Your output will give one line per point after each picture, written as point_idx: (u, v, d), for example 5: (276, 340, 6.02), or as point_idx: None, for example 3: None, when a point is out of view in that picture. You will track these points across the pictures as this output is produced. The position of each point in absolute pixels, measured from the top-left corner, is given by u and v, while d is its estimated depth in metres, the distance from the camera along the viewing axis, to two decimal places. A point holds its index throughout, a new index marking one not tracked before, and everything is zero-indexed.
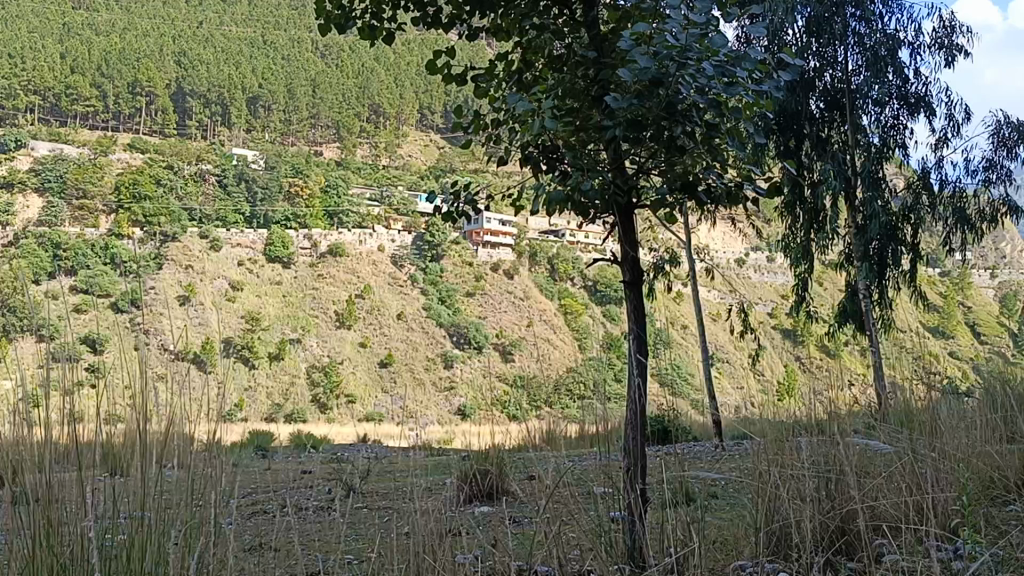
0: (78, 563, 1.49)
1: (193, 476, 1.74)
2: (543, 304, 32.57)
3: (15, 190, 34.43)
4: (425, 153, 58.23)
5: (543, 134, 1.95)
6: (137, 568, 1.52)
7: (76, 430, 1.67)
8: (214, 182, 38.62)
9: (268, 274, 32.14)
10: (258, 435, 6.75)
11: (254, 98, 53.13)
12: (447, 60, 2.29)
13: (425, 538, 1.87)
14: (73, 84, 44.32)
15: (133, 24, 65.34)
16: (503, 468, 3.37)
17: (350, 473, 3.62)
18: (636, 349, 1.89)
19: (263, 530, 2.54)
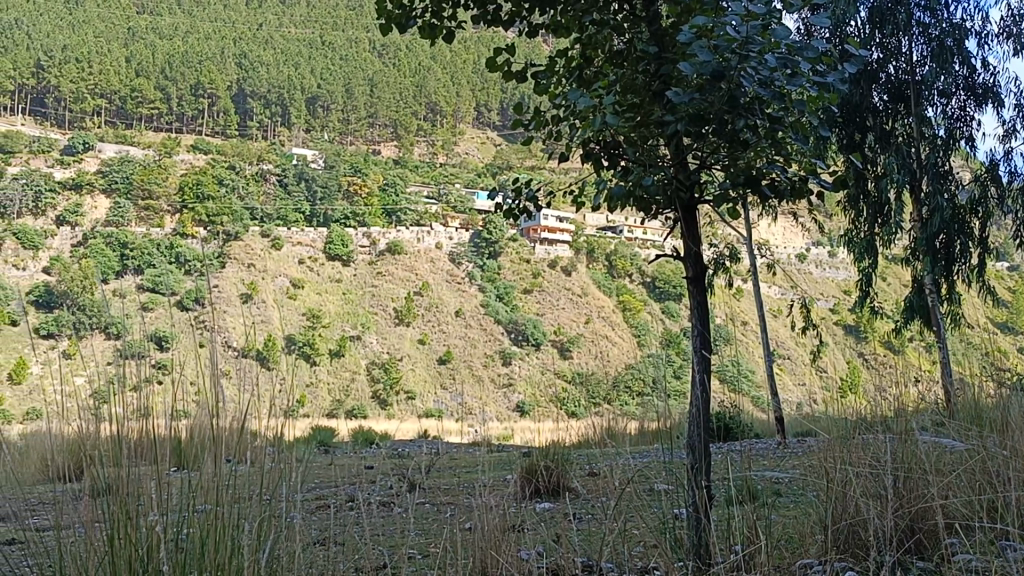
0: (151, 558, 1.51)
1: (256, 474, 1.76)
2: (601, 301, 32.41)
3: (84, 191, 35.60)
4: (482, 150, 58.15)
5: (604, 130, 1.95)
6: (210, 564, 1.54)
7: (144, 425, 1.70)
8: (274, 183, 39.38)
9: (328, 272, 32.61)
10: (321, 428, 6.82)
11: (313, 99, 53.83)
12: (507, 60, 2.29)
13: (489, 537, 1.87)
14: (137, 88, 46.60)
15: (196, 28, 67.09)
16: (564, 464, 3.36)
17: (412, 466, 3.66)
18: (699, 344, 1.87)
19: (324, 526, 2.56)
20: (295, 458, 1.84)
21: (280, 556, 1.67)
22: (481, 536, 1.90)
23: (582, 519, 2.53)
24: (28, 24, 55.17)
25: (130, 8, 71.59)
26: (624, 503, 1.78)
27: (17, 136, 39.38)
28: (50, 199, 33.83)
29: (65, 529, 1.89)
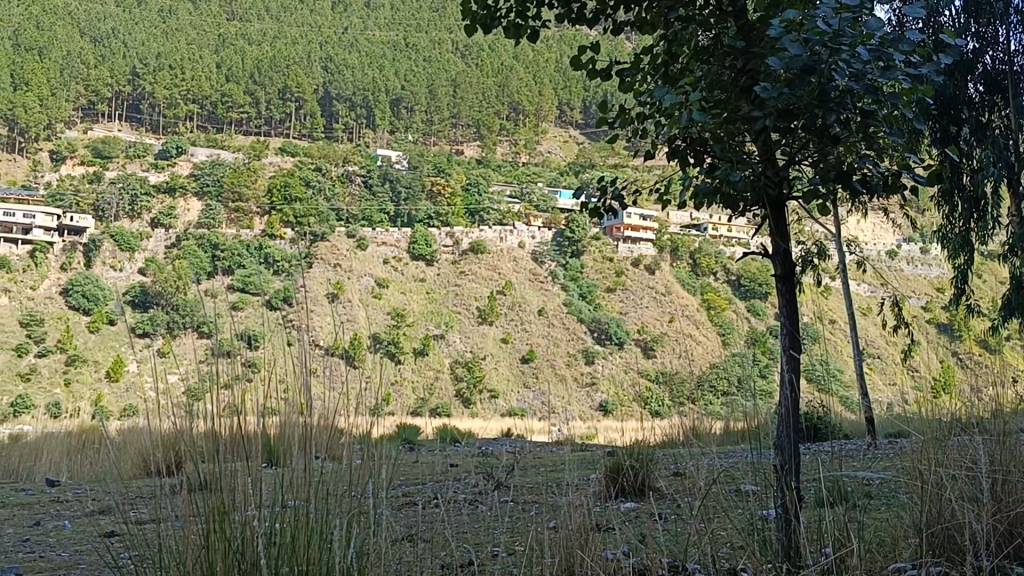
0: (245, 557, 1.55)
1: (347, 468, 1.79)
2: (685, 299, 32.02)
3: (177, 195, 36.67)
4: (564, 149, 56.44)
5: (690, 127, 1.94)
6: (307, 561, 1.57)
7: (236, 422, 1.73)
8: (359, 183, 40.48)
9: (412, 272, 33.01)
10: (405, 426, 6.86)
11: (397, 100, 54.07)
12: (592, 56, 2.29)
13: (575, 538, 1.88)
14: (228, 94, 48.00)
15: (283, 33, 68.71)
16: (650, 463, 3.31)
17: (497, 464, 3.67)
18: (788, 343, 1.84)
19: (411, 521, 2.60)
20: (382, 457, 1.85)
21: (372, 550, 1.70)
22: (567, 532, 1.92)
23: (671, 518, 2.52)
24: (125, 34, 57.35)
25: (221, 15, 73.69)
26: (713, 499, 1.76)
27: (115, 143, 41.07)
28: (146, 203, 35.13)
29: (155, 517, 1.94)
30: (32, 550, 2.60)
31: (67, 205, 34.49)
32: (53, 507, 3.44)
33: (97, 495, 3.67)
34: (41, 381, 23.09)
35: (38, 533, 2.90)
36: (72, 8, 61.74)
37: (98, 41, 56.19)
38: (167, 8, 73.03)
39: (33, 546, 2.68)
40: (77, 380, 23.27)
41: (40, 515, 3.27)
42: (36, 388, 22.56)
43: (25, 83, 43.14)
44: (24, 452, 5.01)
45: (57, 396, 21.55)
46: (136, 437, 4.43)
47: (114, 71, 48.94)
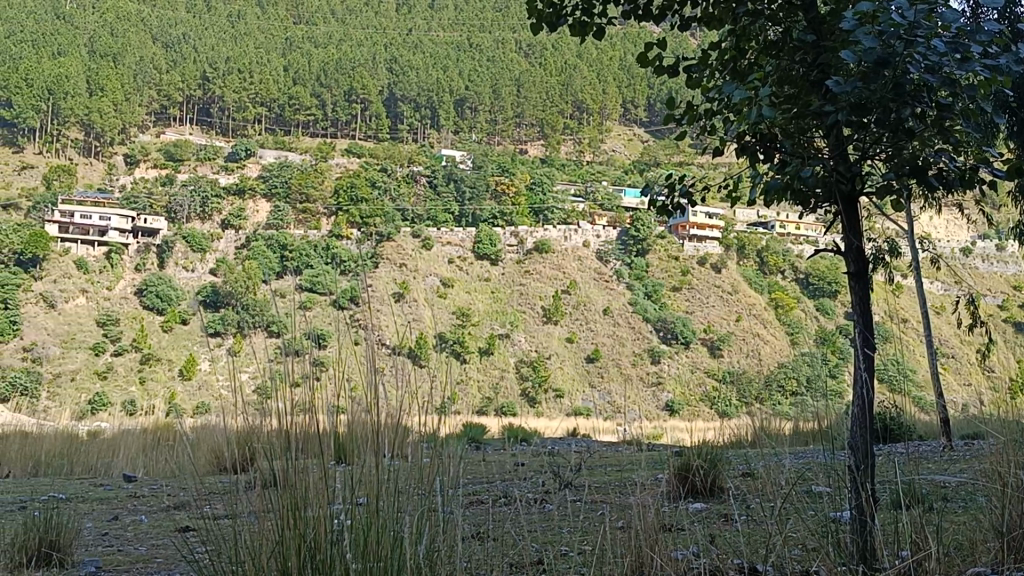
0: (323, 560, 1.57)
1: (414, 466, 1.79)
2: (753, 298, 31.56)
3: (246, 196, 37.33)
4: (628, 148, 55.54)
5: (759, 122, 1.91)
6: (380, 560, 1.58)
7: (308, 420, 1.75)
8: (424, 184, 40.92)
9: (477, 271, 33.18)
10: (472, 426, 6.86)
11: (461, 101, 54.18)
12: (659, 53, 2.27)
13: (645, 538, 1.87)
14: (295, 96, 48.78)
15: (348, 36, 69.66)
16: (721, 463, 3.25)
17: (564, 464, 3.67)
18: (861, 341, 1.81)
19: (480, 519, 2.58)
20: (451, 457, 1.85)
21: (442, 547, 1.71)
22: (638, 533, 1.90)
23: (744, 518, 2.49)
24: (196, 39, 58.63)
25: (288, 20, 75.02)
26: (788, 494, 1.74)
27: (186, 146, 41.95)
28: (216, 204, 35.86)
29: (219, 512, 1.95)
30: (111, 543, 2.66)
31: (141, 207, 35.47)
32: (131, 503, 3.53)
33: (170, 493, 3.76)
34: (117, 378, 23.80)
35: (118, 527, 2.96)
36: (145, 14, 63.34)
37: (170, 47, 57.57)
38: (235, 14, 74.64)
39: (109, 539, 2.74)
40: (152, 377, 23.96)
41: (117, 510, 3.34)
42: (113, 385, 23.28)
43: (101, 89, 44.51)
44: (101, 447, 5.13)
45: (132, 395, 22.21)
46: (209, 435, 4.52)
47: (185, 77, 50.17)
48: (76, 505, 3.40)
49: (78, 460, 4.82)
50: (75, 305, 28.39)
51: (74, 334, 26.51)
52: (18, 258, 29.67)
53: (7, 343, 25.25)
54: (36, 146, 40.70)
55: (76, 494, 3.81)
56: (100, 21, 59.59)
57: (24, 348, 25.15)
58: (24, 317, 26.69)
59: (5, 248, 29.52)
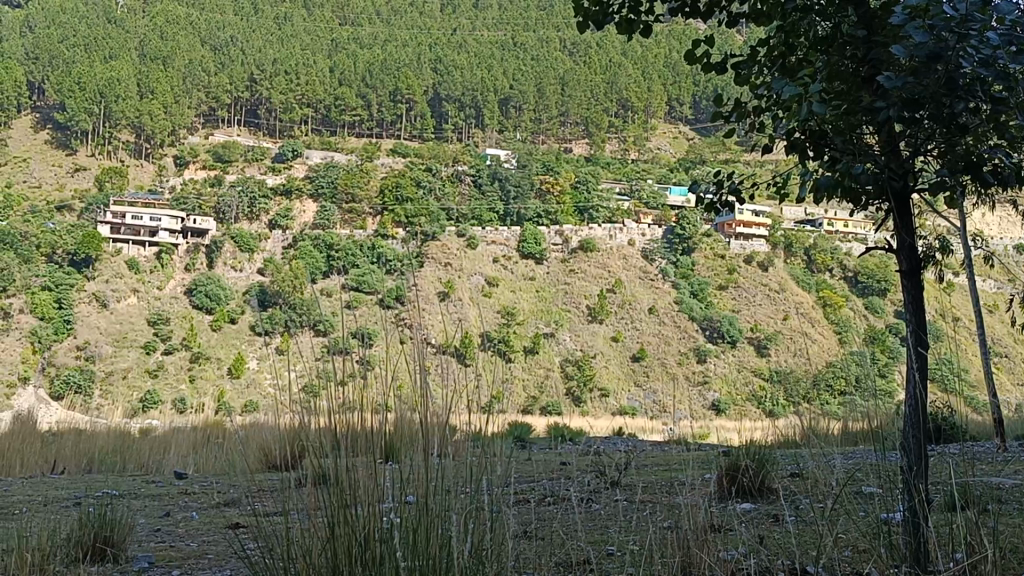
0: (370, 560, 1.57)
1: (462, 465, 1.79)
2: (801, 296, 31.19)
3: (294, 197, 37.67)
4: (674, 145, 54.90)
5: (809, 119, 1.88)
6: (427, 550, 1.59)
7: (359, 415, 1.75)
8: (469, 183, 41.03)
9: (522, 270, 33.22)
10: (517, 424, 6.84)
11: (506, 100, 54.27)
12: (707, 51, 2.26)
13: (696, 537, 1.87)
14: (341, 97, 49.16)
15: (394, 37, 70.30)
16: (769, 461, 3.20)
17: (611, 464, 3.64)
18: (914, 336, 1.78)
19: (527, 521, 2.58)
20: (498, 457, 1.84)
21: (491, 543, 1.71)
22: (687, 534, 1.89)
23: (795, 520, 2.45)
24: (244, 41, 59.48)
25: (333, 22, 75.73)
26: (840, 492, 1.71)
27: (234, 146, 42.50)
28: (264, 204, 36.28)
29: (269, 506, 1.96)
30: (165, 539, 2.71)
31: (191, 208, 36.05)
32: (183, 499, 3.58)
33: (220, 489, 3.80)
34: (168, 377, 24.20)
35: (170, 523, 3.01)
36: (194, 18, 64.39)
37: (219, 50, 58.39)
38: (282, 15, 75.57)
39: (163, 536, 2.79)
40: (201, 376, 24.35)
41: (170, 506, 3.40)
42: (163, 383, 23.68)
43: (151, 92, 45.31)
44: (153, 445, 5.20)
45: (184, 394, 22.64)
46: (258, 434, 4.56)
47: (233, 79, 50.91)
48: (130, 501, 3.46)
49: (132, 457, 4.90)
50: (128, 305, 28.87)
51: (125, 334, 26.95)
52: (72, 258, 30.29)
53: (62, 343, 25.79)
54: (89, 149, 41.56)
55: (129, 490, 3.88)
56: (151, 26, 60.71)
57: (78, 346, 25.67)
58: (77, 316, 27.23)
59: (59, 248, 30.16)
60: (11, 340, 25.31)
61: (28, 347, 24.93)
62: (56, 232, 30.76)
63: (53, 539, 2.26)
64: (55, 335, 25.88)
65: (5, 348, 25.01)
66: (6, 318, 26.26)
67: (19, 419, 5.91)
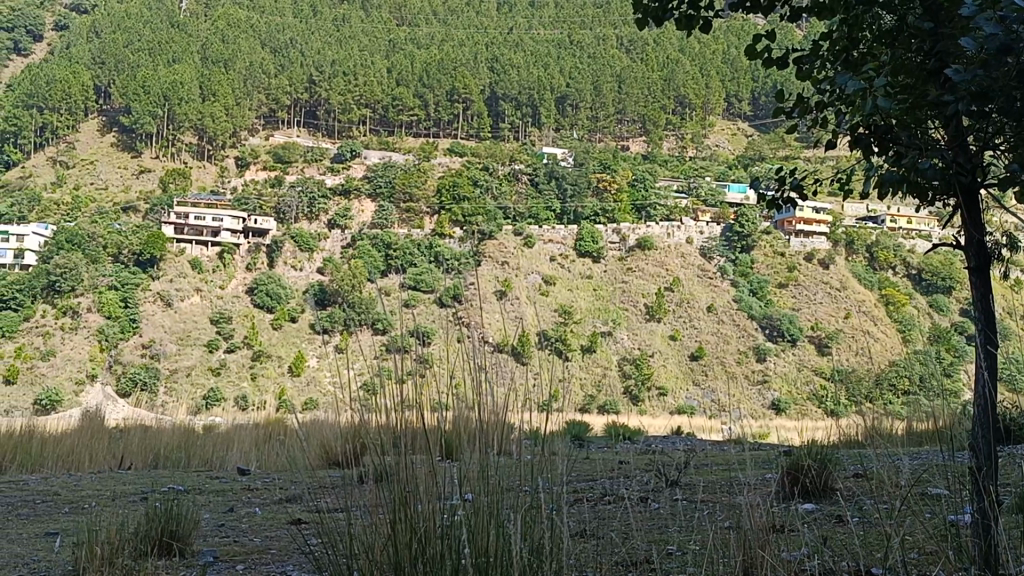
0: (431, 551, 1.58)
1: (519, 464, 1.79)
2: (863, 294, 30.57)
3: (352, 196, 37.95)
4: (733, 141, 53.55)
5: (875, 112, 1.84)
6: (487, 551, 1.59)
7: (420, 414, 1.75)
8: (526, 182, 41.01)
9: (580, 269, 33.15)
10: (573, 423, 6.81)
11: (563, 99, 54.12)
12: (767, 44, 2.25)
13: (758, 533, 1.84)
14: (398, 97, 49.36)
15: (450, 36, 70.58)
16: (831, 462, 3.14)
17: (670, 464, 3.61)
18: (982, 339, 1.74)
19: (587, 519, 2.57)
20: (555, 453, 1.83)
21: (548, 537, 1.71)
22: (747, 536, 1.86)
23: (860, 517, 2.43)
24: (303, 44, 60.21)
25: (390, 23, 76.29)
26: (908, 487, 1.67)
27: (294, 147, 43.05)
28: (323, 204, 36.63)
29: (328, 499, 1.97)
30: (228, 535, 2.76)
31: (252, 209, 36.67)
32: (246, 495, 3.63)
33: (283, 485, 3.85)
34: (230, 375, 24.63)
35: (234, 519, 3.05)
36: (256, 22, 65.44)
37: (279, 52, 59.26)
38: (339, 18, 76.38)
39: (228, 530, 2.83)
40: (263, 374, 24.79)
41: (234, 502, 3.45)
42: (226, 381, 24.15)
43: (213, 95, 46.10)
44: (216, 441, 5.28)
45: (245, 391, 23.15)
46: (320, 432, 4.61)
47: (293, 80, 51.53)
48: (195, 497, 3.51)
49: (195, 453, 4.99)
50: (191, 304, 29.37)
51: (189, 332, 27.48)
52: (138, 258, 30.91)
53: (128, 340, 26.29)
54: (153, 151, 42.43)
55: (194, 485, 3.94)
56: (212, 29, 61.71)
57: (143, 344, 26.17)
58: (143, 315, 27.76)
59: (125, 248, 30.81)
60: (79, 338, 25.96)
61: (96, 345, 25.52)
62: (122, 232, 31.45)
63: (124, 535, 2.29)
64: (122, 333, 26.41)
65: (74, 347, 25.65)
66: (75, 317, 26.95)
67: (88, 415, 6.06)
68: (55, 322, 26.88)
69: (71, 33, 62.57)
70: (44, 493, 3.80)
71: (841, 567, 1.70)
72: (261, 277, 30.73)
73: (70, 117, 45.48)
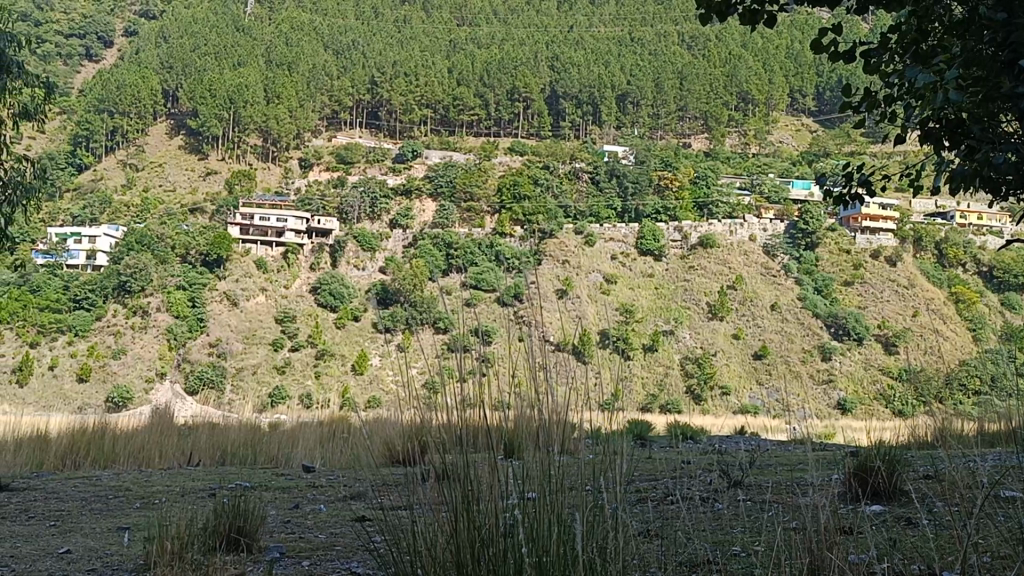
0: (494, 544, 1.59)
1: (581, 462, 1.77)
2: (932, 291, 29.91)
3: (413, 196, 38.17)
4: (797, 137, 52.61)
5: (947, 106, 1.80)
6: (551, 547, 1.58)
7: (480, 414, 1.75)
8: (587, 181, 41.01)
9: (641, 267, 33.03)
10: (636, 422, 6.74)
11: (624, 96, 53.92)
12: (835, 39, 2.22)
13: (823, 538, 1.81)
14: (460, 97, 49.52)
15: (511, 36, 70.86)
16: (899, 462, 3.08)
17: (735, 464, 3.56)
18: None
19: (650, 518, 2.57)
20: (619, 453, 1.81)
21: (611, 530, 1.70)
22: (814, 537, 1.83)
23: (932, 519, 2.37)
24: (365, 46, 61.04)
25: (451, 22, 76.77)
26: (980, 496, 1.63)
27: (357, 148, 43.55)
28: (385, 204, 36.90)
29: (386, 497, 1.97)
30: (295, 530, 2.80)
31: (316, 210, 37.22)
32: (310, 492, 3.68)
33: (348, 481, 3.91)
34: (295, 373, 25.04)
35: (298, 516, 3.10)
36: (319, 26, 66.46)
37: (342, 54, 60.18)
38: (401, 19, 77.14)
39: (294, 527, 2.88)
40: (326, 372, 25.15)
41: (298, 498, 3.50)
42: (290, 379, 24.49)
43: (278, 97, 46.81)
44: (282, 438, 5.38)
45: (310, 389, 23.53)
46: (383, 429, 4.65)
47: (355, 82, 52.18)
48: (262, 493, 3.57)
49: (261, 450, 5.08)
50: (257, 304, 29.82)
51: (255, 331, 27.92)
52: (205, 258, 31.50)
53: (195, 339, 26.73)
54: (220, 153, 43.33)
55: (260, 482, 4.02)
56: (277, 34, 62.63)
57: (210, 343, 26.64)
58: (210, 314, 28.28)
59: (193, 249, 31.43)
60: (149, 338, 26.53)
61: (165, 344, 26.08)
62: (190, 233, 32.08)
63: (193, 529, 2.35)
64: (190, 333, 26.92)
65: (144, 345, 26.24)
66: (144, 317, 27.54)
67: (159, 413, 6.18)
68: (126, 321, 27.48)
69: (141, 38, 64.16)
70: (115, 488, 3.90)
71: (908, 568, 1.66)
72: (325, 277, 31.13)
73: (140, 121, 46.54)
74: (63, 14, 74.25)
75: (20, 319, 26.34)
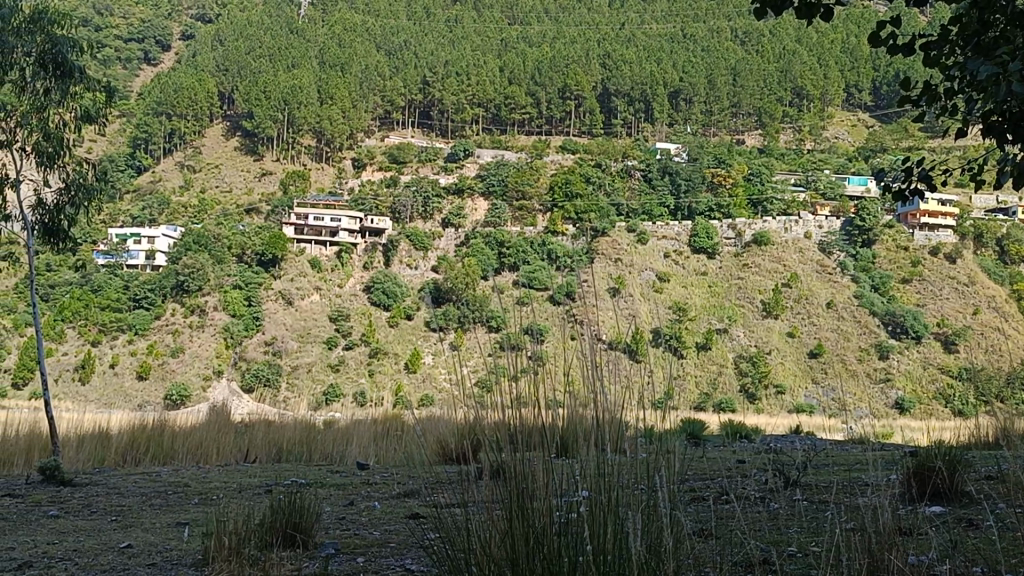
0: (546, 536, 1.58)
1: (634, 460, 1.74)
2: (993, 288, 29.23)
3: (465, 195, 38.25)
4: (854, 132, 51.77)
5: (1006, 96, 1.76)
6: (602, 538, 1.57)
7: (537, 411, 1.73)
8: (639, 178, 40.79)
9: (694, 265, 32.74)
10: (689, 422, 6.68)
11: (676, 93, 53.51)
12: (892, 31, 2.17)
13: (883, 535, 1.78)
14: (510, 96, 49.50)
15: (562, 34, 70.67)
16: (960, 462, 3.03)
17: (790, 465, 3.52)
18: None
19: (704, 520, 2.55)
20: (674, 449, 1.78)
21: (668, 524, 1.68)
22: (873, 535, 1.79)
23: (995, 521, 2.33)
24: (416, 47, 61.37)
25: (503, 21, 76.72)
26: None
27: (409, 148, 43.83)
28: (437, 204, 37.03)
29: (437, 492, 1.96)
30: (348, 528, 2.82)
31: (368, 209, 37.46)
32: (365, 489, 3.71)
33: (401, 480, 3.92)
34: (348, 371, 25.26)
35: (353, 512, 3.12)
36: (371, 28, 66.88)
37: (393, 54, 60.53)
38: (453, 19, 77.22)
39: (348, 523, 2.91)
40: (380, 371, 25.34)
41: (352, 496, 3.52)
42: (344, 377, 24.71)
43: (331, 98, 47.19)
44: (335, 436, 5.41)
45: (363, 386, 23.72)
46: (435, 428, 4.67)
47: (407, 82, 52.56)
48: (317, 490, 3.61)
49: (315, 448, 5.12)
50: (310, 302, 30.10)
51: (309, 329, 28.17)
52: (260, 258, 31.87)
53: (251, 338, 27.08)
54: (275, 154, 43.94)
55: (316, 478, 4.06)
56: (329, 35, 63.30)
57: (266, 341, 26.96)
58: (265, 313, 28.63)
59: (248, 249, 31.85)
60: (206, 337, 26.94)
61: (222, 343, 26.45)
62: (245, 233, 32.54)
63: (249, 525, 2.37)
64: (245, 331, 27.28)
65: (200, 344, 26.64)
66: (201, 317, 27.97)
67: (215, 411, 6.26)
68: (184, 320, 27.94)
69: (198, 41, 65.07)
70: (174, 483, 3.97)
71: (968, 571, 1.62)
72: (378, 275, 31.35)
73: (196, 123, 47.29)
74: (123, 19, 75.73)
75: (82, 319, 26.91)
